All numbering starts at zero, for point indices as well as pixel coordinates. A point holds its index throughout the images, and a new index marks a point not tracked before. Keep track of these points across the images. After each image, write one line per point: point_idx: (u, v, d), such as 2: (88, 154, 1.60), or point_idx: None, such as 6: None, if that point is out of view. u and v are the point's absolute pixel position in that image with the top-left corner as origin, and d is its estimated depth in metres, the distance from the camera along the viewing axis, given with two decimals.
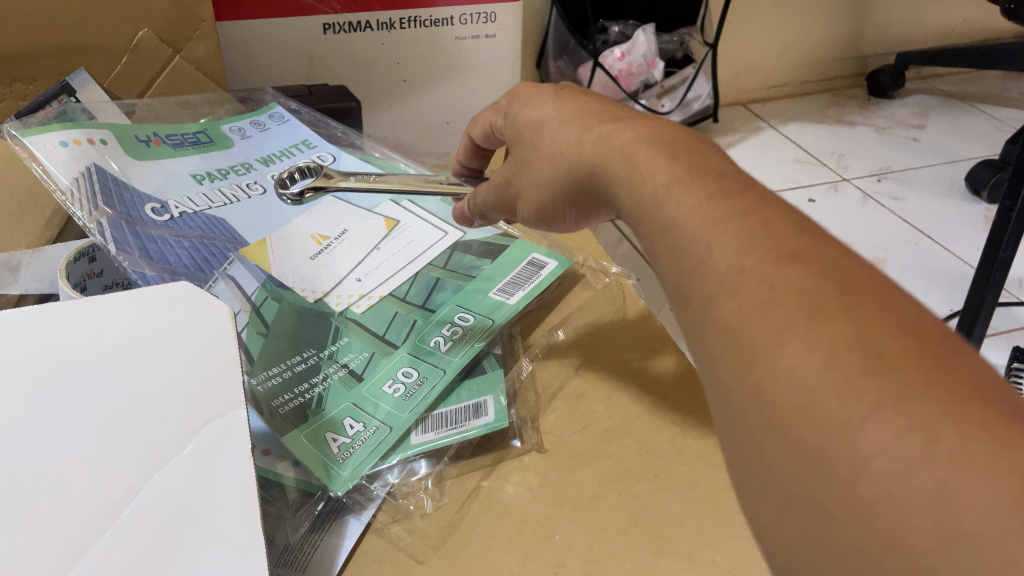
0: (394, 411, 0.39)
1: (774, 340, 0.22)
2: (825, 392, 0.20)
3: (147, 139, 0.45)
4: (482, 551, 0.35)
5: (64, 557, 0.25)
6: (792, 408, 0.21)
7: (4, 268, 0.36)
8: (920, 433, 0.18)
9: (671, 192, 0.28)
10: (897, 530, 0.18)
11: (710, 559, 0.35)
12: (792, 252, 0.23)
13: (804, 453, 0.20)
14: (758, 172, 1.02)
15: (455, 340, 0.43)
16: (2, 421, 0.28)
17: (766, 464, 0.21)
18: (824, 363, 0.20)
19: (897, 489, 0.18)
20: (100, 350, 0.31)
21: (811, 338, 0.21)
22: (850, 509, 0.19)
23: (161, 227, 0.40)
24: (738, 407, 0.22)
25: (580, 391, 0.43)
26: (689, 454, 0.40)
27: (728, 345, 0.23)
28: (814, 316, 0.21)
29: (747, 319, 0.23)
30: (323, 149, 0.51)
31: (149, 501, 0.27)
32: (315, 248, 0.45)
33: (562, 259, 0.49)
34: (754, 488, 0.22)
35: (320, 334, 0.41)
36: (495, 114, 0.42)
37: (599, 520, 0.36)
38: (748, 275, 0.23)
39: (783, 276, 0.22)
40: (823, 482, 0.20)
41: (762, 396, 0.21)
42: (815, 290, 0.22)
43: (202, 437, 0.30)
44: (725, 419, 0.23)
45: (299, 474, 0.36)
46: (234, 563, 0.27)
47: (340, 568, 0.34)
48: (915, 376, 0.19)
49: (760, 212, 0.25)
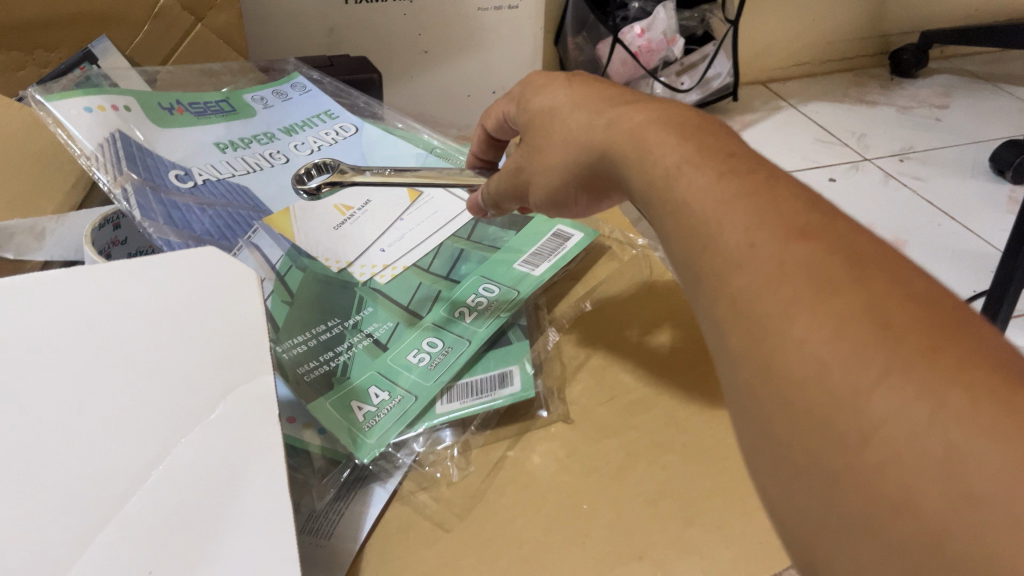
0: (419, 380, 0.37)
1: (781, 313, 0.20)
2: (835, 360, 0.18)
3: (170, 107, 0.45)
4: (507, 521, 0.33)
5: (90, 522, 0.24)
6: (801, 380, 0.19)
7: (30, 235, 0.39)
8: (928, 400, 0.16)
9: (683, 171, 0.26)
10: (906, 498, 0.16)
11: (739, 530, 0.32)
12: (803, 227, 0.21)
13: (813, 424, 0.18)
14: (828, 124, 0.96)
15: (480, 310, 0.41)
16: (26, 383, 0.27)
17: (773, 435, 0.19)
18: (832, 334, 0.18)
19: (906, 454, 0.16)
20: (126, 313, 0.29)
21: (820, 309, 0.19)
22: (856, 480, 0.17)
23: (184, 195, 0.40)
24: (745, 381, 0.20)
25: (606, 363, 0.41)
26: (718, 425, 0.37)
27: (742, 318, 0.21)
28: (824, 286, 0.19)
29: (757, 293, 0.21)
30: (344, 120, 0.51)
31: (176, 470, 0.26)
32: (338, 219, 0.45)
33: (587, 231, 0.47)
34: (761, 462, 0.20)
35: (345, 304, 0.41)
36: (508, 104, 0.41)
37: (625, 491, 0.34)
38: (758, 251, 0.21)
39: (793, 251, 0.21)
40: (829, 451, 0.18)
41: (771, 369, 0.20)
42: (823, 263, 0.20)
43: (230, 404, 0.28)
44: (733, 391, 0.21)
45: (324, 442, 0.34)
46: (251, 533, 0.26)
47: (365, 535, 0.32)
48: (924, 343, 0.17)
49: (773, 194, 0.23)
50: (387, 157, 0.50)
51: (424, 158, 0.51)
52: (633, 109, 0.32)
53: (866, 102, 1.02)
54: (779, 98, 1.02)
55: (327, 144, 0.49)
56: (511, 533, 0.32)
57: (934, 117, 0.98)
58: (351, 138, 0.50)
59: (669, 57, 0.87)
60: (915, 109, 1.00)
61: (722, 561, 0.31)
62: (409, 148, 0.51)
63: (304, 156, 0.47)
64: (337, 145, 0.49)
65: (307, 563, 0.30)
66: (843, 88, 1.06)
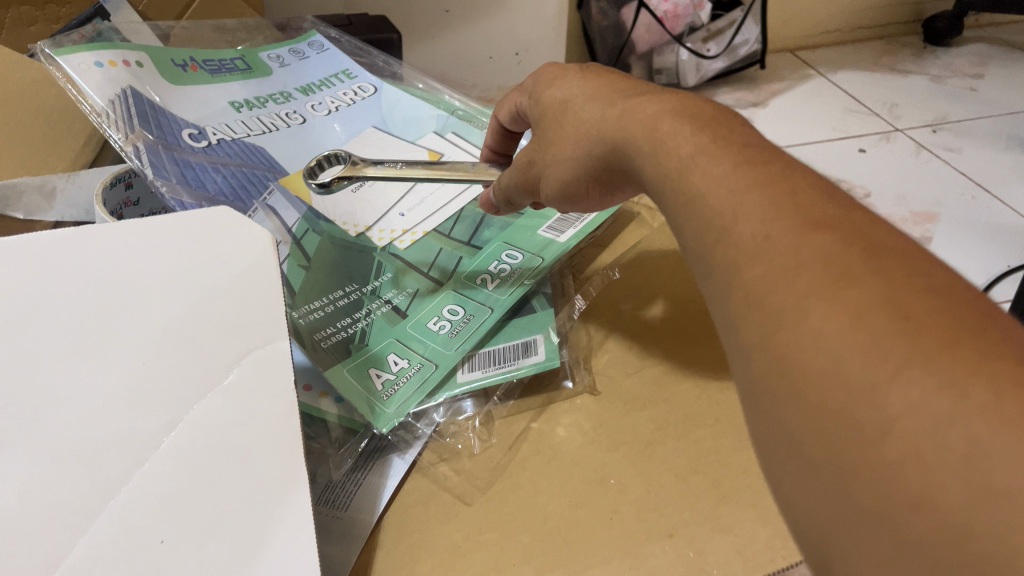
0: (438, 348, 0.36)
1: (796, 305, 0.18)
2: (850, 353, 0.16)
3: (184, 63, 0.44)
4: (532, 494, 0.32)
5: (101, 489, 0.23)
6: (814, 371, 0.17)
7: (40, 194, 0.38)
8: (949, 392, 0.15)
9: (696, 163, 0.24)
10: (924, 493, 0.15)
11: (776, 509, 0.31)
12: (820, 219, 0.20)
13: (824, 415, 0.17)
14: (858, 92, 0.93)
15: (502, 278, 0.40)
16: (35, 339, 0.25)
17: (784, 429, 0.18)
18: (848, 325, 0.17)
19: (926, 447, 0.15)
20: (137, 272, 0.28)
21: (836, 300, 0.17)
22: (871, 473, 0.15)
23: (198, 154, 0.39)
24: (757, 376, 0.19)
25: (634, 334, 0.40)
26: None
27: (756, 312, 0.19)
28: (841, 280, 0.18)
29: (770, 285, 0.19)
30: (363, 80, 0.50)
31: (189, 436, 0.25)
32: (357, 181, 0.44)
33: None
34: (769, 457, 0.18)
35: (364, 269, 0.40)
36: (522, 96, 0.39)
37: (655, 467, 0.33)
38: (773, 243, 0.20)
39: (811, 243, 0.19)
40: (842, 444, 0.16)
41: (782, 360, 0.18)
42: (842, 256, 0.18)
43: (244, 369, 0.27)
44: (743, 382, 0.20)
45: (342, 411, 0.33)
46: (250, 510, 0.25)
47: (384, 507, 0.31)
48: (945, 335, 0.16)
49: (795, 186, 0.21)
50: (407, 119, 0.49)
51: (446, 118, 0.50)
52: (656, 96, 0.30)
53: (898, 71, 0.99)
54: (808, 67, 1.00)
55: (344, 104, 0.48)
56: (536, 507, 0.31)
57: (969, 88, 0.94)
58: (369, 99, 0.49)
59: (696, 22, 0.82)
60: (949, 79, 0.97)
61: (758, 541, 0.30)
62: (430, 109, 0.50)
63: (321, 116, 0.46)
64: (356, 105, 0.48)
65: (322, 535, 0.29)
66: (875, 56, 1.02)
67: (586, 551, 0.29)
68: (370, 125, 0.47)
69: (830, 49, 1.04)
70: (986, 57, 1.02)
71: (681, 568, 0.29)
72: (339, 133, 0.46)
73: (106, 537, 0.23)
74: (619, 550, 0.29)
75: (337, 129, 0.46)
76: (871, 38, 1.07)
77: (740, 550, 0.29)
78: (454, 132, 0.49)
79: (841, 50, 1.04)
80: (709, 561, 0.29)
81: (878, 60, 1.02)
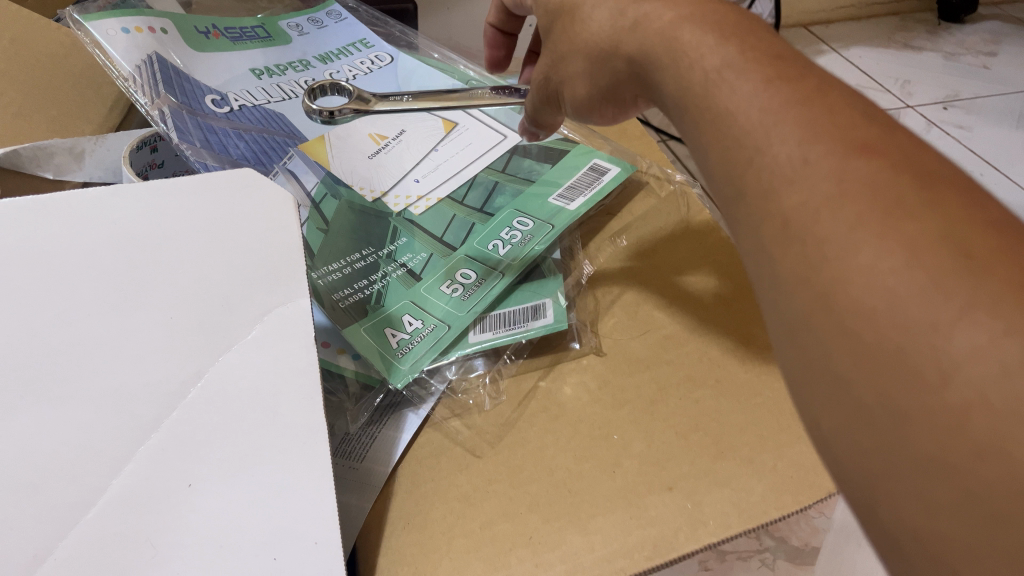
0: (447, 308, 0.38)
1: (846, 235, 0.19)
2: (908, 292, 0.17)
3: (205, 31, 0.46)
4: (539, 448, 0.33)
5: (134, 434, 0.25)
6: (867, 310, 0.18)
7: (71, 156, 0.40)
8: (1018, 338, 0.15)
9: (724, 77, 0.24)
10: (993, 444, 0.15)
11: (771, 464, 0.32)
12: (863, 141, 0.20)
13: (878, 360, 0.17)
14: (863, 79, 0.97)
15: (514, 244, 0.41)
16: (71, 294, 0.26)
17: (830, 370, 0.19)
18: (903, 262, 0.17)
19: (995, 396, 0.15)
20: (162, 232, 0.29)
21: (891, 234, 0.18)
22: (932, 420, 0.16)
23: (221, 119, 0.41)
24: (798, 312, 0.20)
25: (640, 297, 0.41)
26: (752, 359, 0.37)
27: (799, 246, 0.20)
28: (893, 211, 0.18)
29: (814, 212, 0.20)
30: (380, 49, 0.51)
31: (215, 387, 0.26)
32: (373, 148, 0.45)
33: (624, 165, 0.46)
34: (806, 397, 0.19)
35: (378, 233, 0.41)
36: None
37: (657, 425, 0.34)
38: (812, 168, 0.20)
39: (854, 166, 0.19)
40: (898, 390, 0.17)
41: (830, 297, 0.19)
42: (892, 182, 0.19)
43: (267, 324, 0.28)
44: (777, 324, 0.21)
45: (359, 367, 0.35)
46: (290, 452, 0.26)
47: (398, 459, 0.33)
48: (1012, 273, 0.16)
49: (783, 118, 0.22)
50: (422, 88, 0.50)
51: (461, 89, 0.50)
52: (627, 81, 0.32)
53: (910, 47, 1.11)
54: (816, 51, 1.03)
55: (362, 72, 0.49)
56: (541, 459, 0.33)
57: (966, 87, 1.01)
58: (386, 68, 0.50)
59: None
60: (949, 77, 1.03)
61: (753, 493, 0.31)
62: (447, 79, 0.51)
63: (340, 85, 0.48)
64: (373, 74, 0.49)
65: (340, 485, 0.32)
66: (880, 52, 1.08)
67: (588, 502, 0.31)
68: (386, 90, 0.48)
69: (839, 43, 1.12)
70: (981, 58, 1.08)
71: (678, 521, 0.30)
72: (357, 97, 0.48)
73: (137, 477, 0.24)
74: (619, 501, 0.31)
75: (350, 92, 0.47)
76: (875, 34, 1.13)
77: (736, 502, 0.31)
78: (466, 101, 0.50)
79: (845, 43, 1.12)
80: (706, 511, 0.31)
81: (879, 57, 1.08)
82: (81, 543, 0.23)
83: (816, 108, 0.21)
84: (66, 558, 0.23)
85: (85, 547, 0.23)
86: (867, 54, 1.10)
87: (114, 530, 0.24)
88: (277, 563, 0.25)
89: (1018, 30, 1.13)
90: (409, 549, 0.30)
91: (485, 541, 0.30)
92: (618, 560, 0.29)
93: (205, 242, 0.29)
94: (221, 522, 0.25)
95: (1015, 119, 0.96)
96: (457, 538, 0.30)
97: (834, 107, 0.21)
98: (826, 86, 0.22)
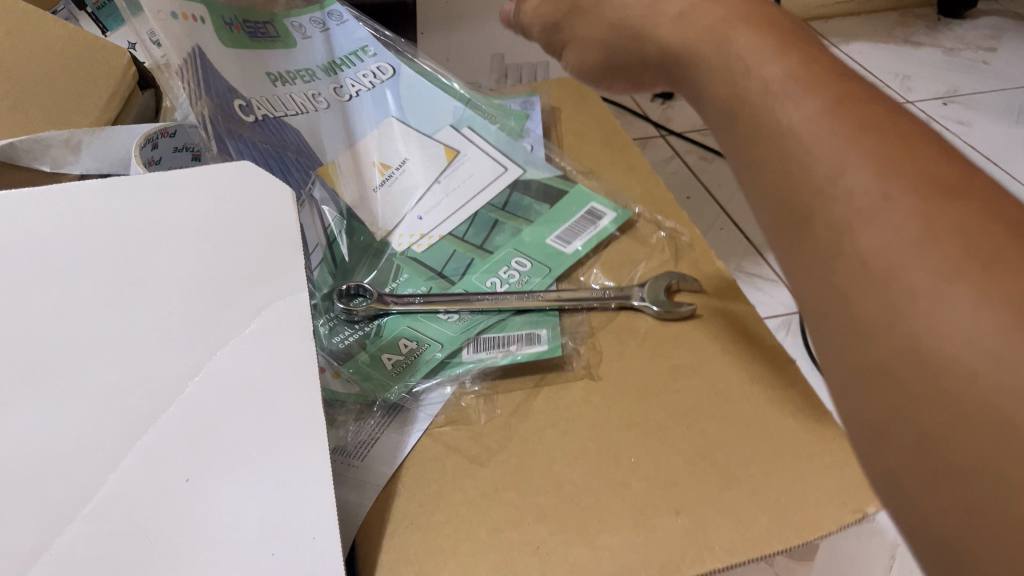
0: (446, 331, 0.40)
1: (937, 284, 0.18)
2: (1009, 354, 0.16)
3: (231, 22, 0.43)
4: (546, 467, 0.33)
5: (129, 428, 0.25)
6: (960, 366, 0.17)
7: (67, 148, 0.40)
8: None
9: (790, 89, 0.24)
10: None
11: (779, 501, 0.32)
12: (947, 187, 0.19)
13: (970, 419, 0.17)
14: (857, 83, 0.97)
15: (510, 284, 0.43)
16: (68, 290, 0.26)
17: (915, 422, 0.18)
18: (1002, 321, 0.17)
19: None
20: (164, 225, 0.28)
21: (988, 288, 0.17)
22: None
23: (252, 130, 0.42)
24: (878, 355, 0.19)
25: (641, 327, 0.41)
26: (762, 397, 0.36)
27: (879, 287, 0.19)
28: (988, 266, 0.18)
29: (897, 255, 0.19)
30: (382, 60, 0.51)
31: (211, 381, 0.26)
32: (377, 179, 0.47)
33: (620, 211, 0.47)
34: (885, 446, 0.19)
35: (381, 274, 0.44)
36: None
37: (665, 449, 0.34)
38: (895, 206, 0.20)
39: (942, 213, 0.19)
40: (994, 454, 0.16)
41: (918, 347, 0.18)
42: (983, 237, 0.18)
43: (265, 318, 0.28)
44: (846, 363, 0.20)
45: (357, 383, 0.37)
46: (286, 449, 0.26)
47: (394, 458, 0.34)
48: None
49: (854, 146, 0.21)
50: (424, 102, 0.50)
51: (464, 112, 0.51)
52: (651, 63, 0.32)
53: (911, 43, 1.10)
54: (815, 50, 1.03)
55: (364, 89, 0.49)
56: (550, 474, 0.33)
57: (966, 83, 1.01)
58: (387, 82, 0.50)
59: None
60: (948, 74, 1.03)
61: (759, 524, 0.31)
62: (448, 99, 0.51)
63: (342, 102, 0.48)
64: (375, 92, 0.49)
65: (339, 482, 0.33)
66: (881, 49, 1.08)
67: (594, 518, 0.31)
68: (388, 113, 0.49)
69: (840, 39, 1.12)
70: (981, 54, 1.07)
71: (683, 543, 0.30)
72: (366, 123, 0.49)
73: (134, 470, 0.24)
74: (626, 521, 0.31)
75: (353, 117, 0.49)
76: (875, 31, 1.13)
77: (741, 530, 0.31)
78: (469, 126, 0.50)
79: (846, 38, 1.12)
80: (711, 537, 0.31)
81: (879, 53, 1.08)
82: (78, 539, 0.23)
83: (893, 140, 0.21)
84: (64, 554, 0.23)
85: (82, 543, 0.23)
86: (867, 49, 1.10)
87: (111, 525, 0.24)
88: (276, 558, 0.25)
89: (1018, 27, 1.13)
90: (415, 549, 0.30)
91: (489, 545, 0.30)
92: (622, 574, 0.29)
93: (209, 231, 0.28)
94: (218, 516, 0.25)
95: (1015, 115, 0.96)
96: (463, 541, 0.31)
97: (911, 143, 0.21)
98: (897, 117, 0.22)
